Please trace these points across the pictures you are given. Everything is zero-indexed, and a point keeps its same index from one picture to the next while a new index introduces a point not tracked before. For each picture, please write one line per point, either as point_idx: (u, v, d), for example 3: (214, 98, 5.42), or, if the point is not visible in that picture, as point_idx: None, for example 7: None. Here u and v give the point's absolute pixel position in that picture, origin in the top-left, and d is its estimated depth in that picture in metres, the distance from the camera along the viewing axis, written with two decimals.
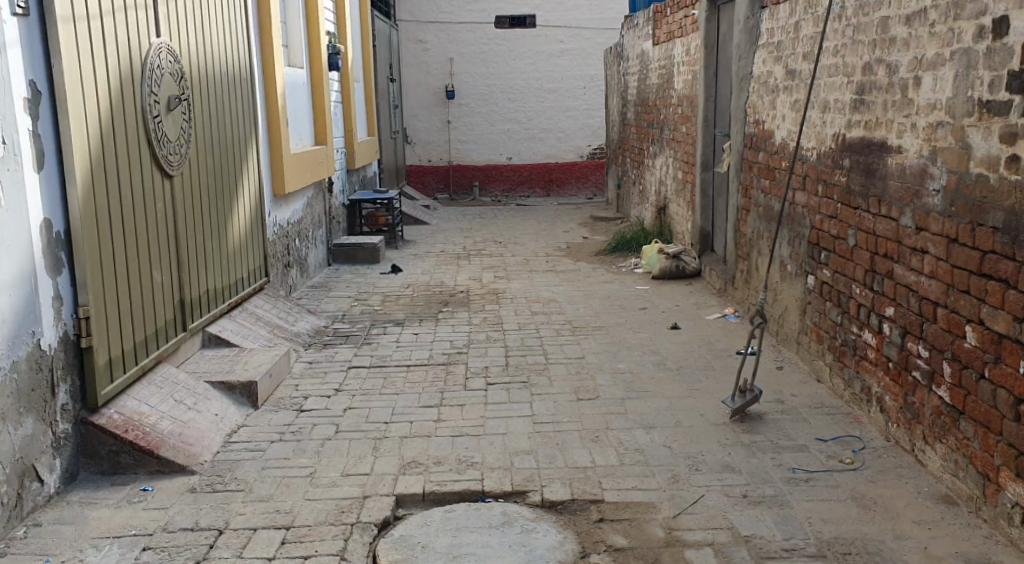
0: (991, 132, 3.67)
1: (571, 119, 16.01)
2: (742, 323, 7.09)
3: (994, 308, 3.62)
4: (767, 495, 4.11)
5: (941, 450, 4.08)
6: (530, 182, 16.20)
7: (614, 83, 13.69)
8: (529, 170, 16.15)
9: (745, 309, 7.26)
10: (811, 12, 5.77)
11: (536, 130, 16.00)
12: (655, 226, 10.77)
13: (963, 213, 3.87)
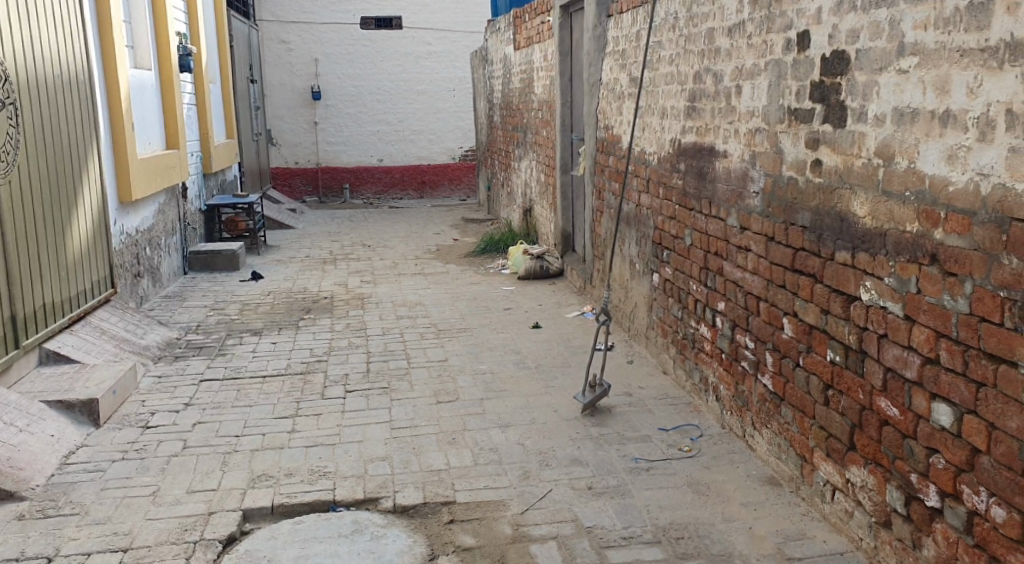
0: (798, 137, 3.93)
1: (441, 121, 16.04)
2: None
3: (805, 301, 3.84)
4: (610, 486, 4.29)
5: (767, 435, 4.35)
6: (402, 184, 16.14)
7: (481, 87, 13.81)
8: (401, 171, 16.08)
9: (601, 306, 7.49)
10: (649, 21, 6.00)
11: (406, 131, 15.96)
12: (522, 227, 10.94)
13: (779, 214, 4.12)
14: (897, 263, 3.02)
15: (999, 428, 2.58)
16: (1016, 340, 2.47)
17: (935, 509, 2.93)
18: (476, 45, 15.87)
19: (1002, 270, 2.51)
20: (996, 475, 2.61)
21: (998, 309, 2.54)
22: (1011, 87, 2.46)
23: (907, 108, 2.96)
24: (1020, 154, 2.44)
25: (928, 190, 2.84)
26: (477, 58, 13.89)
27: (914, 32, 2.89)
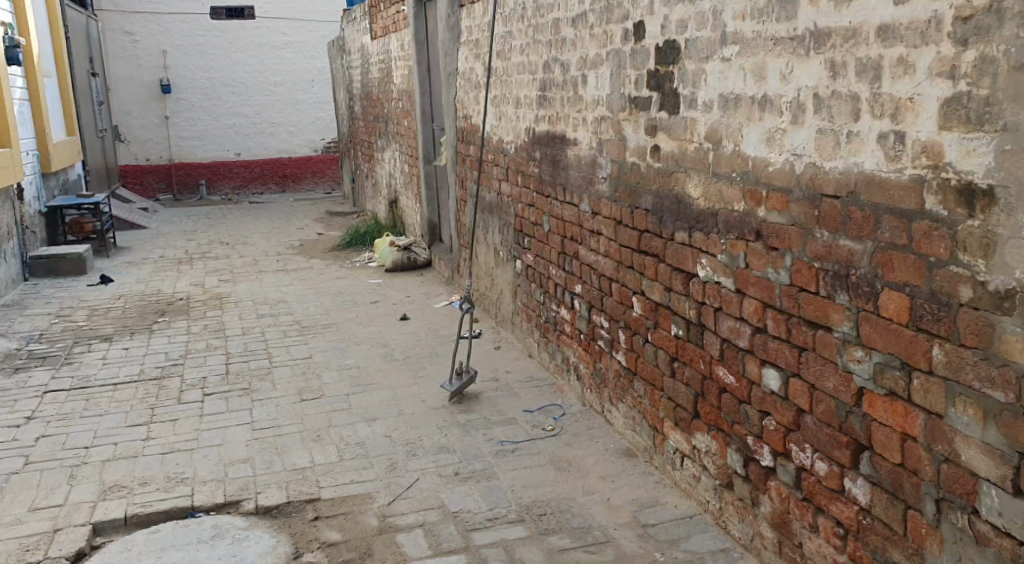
0: (639, 124, 3.86)
1: (301, 113, 15.72)
2: None
3: (651, 280, 3.87)
4: (476, 470, 4.31)
5: (623, 409, 4.38)
6: (263, 178, 15.69)
7: (340, 78, 13.61)
8: (261, 165, 15.65)
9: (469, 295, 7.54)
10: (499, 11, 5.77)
11: (263, 124, 15.55)
12: (388, 218, 10.87)
13: (625, 198, 4.06)
14: (728, 240, 3.19)
15: (819, 388, 2.79)
16: (830, 306, 2.68)
17: (769, 467, 3.14)
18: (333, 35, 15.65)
19: (816, 243, 2.71)
20: (819, 432, 2.82)
21: (814, 279, 2.74)
22: (817, 73, 2.65)
23: (731, 95, 3.11)
24: (827, 135, 2.63)
25: (752, 171, 3.02)
26: (334, 48, 13.68)
27: (735, 22, 3.05)
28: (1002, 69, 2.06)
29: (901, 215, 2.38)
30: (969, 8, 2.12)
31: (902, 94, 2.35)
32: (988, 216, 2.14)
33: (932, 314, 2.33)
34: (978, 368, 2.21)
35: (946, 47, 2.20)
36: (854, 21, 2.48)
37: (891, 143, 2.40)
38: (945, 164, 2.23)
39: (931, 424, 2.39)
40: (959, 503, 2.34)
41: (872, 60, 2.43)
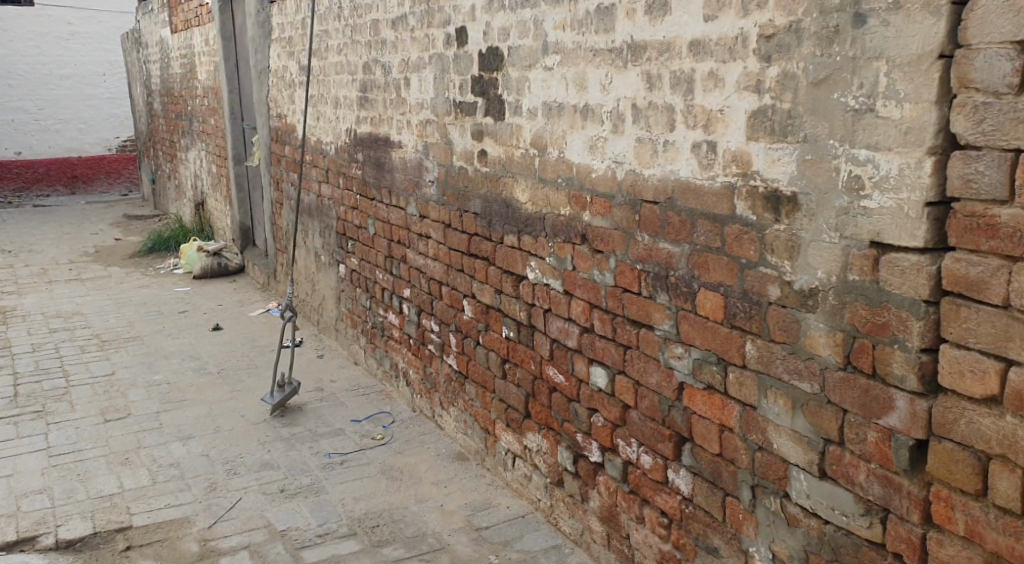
0: (464, 129, 3.87)
1: (92, 109, 14.71)
2: None
3: (481, 283, 3.89)
4: (303, 485, 4.18)
5: (454, 413, 4.39)
6: (49, 180, 14.28)
7: (136, 72, 12.83)
8: (47, 165, 14.27)
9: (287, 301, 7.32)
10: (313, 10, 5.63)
11: (48, 121, 14.38)
12: (194, 221, 10.36)
13: (452, 201, 4.07)
14: (555, 243, 3.26)
15: (643, 384, 2.91)
16: (652, 306, 2.80)
17: (598, 463, 3.24)
18: (126, 26, 14.98)
19: (637, 246, 2.82)
20: (643, 427, 2.94)
21: (636, 281, 2.86)
22: (634, 84, 2.76)
23: (554, 103, 3.18)
24: (645, 143, 2.74)
25: (576, 177, 3.10)
26: (129, 40, 12.92)
27: (555, 32, 3.12)
28: (802, 84, 2.22)
29: (715, 219, 2.52)
30: (771, 26, 2.27)
31: (713, 106, 2.49)
32: (792, 220, 2.30)
33: (744, 312, 2.47)
34: (787, 361, 2.37)
35: (751, 63, 2.35)
36: (668, 36, 2.60)
37: (704, 151, 2.53)
38: (753, 173, 2.38)
39: (745, 415, 2.54)
40: (772, 488, 2.51)
41: (685, 73, 2.56)
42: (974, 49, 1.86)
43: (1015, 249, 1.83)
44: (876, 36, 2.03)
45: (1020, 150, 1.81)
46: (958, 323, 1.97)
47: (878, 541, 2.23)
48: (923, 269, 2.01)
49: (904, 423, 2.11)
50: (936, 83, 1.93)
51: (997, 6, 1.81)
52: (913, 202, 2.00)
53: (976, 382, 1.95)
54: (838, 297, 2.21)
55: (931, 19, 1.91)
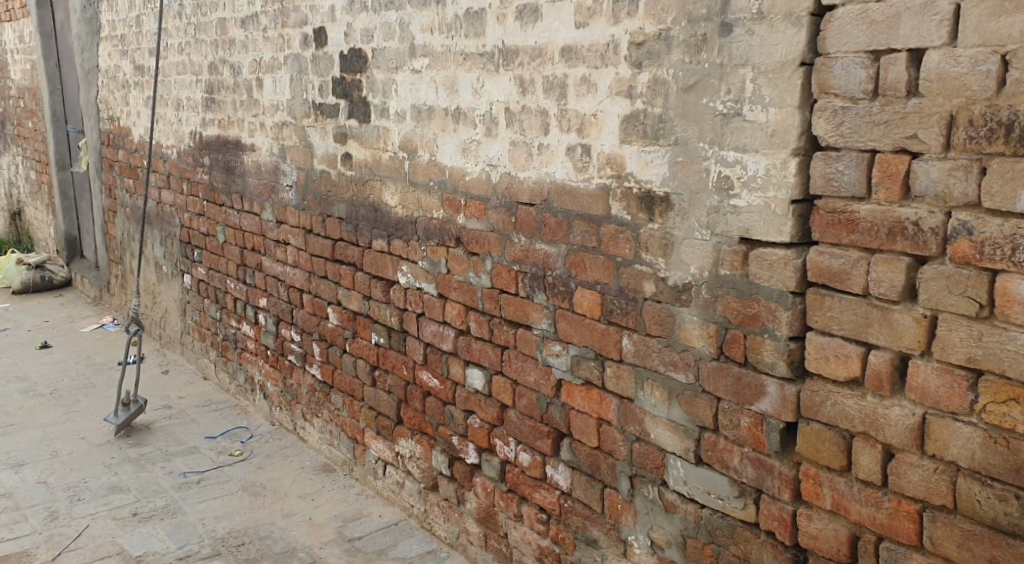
0: (325, 132, 3.79)
1: None
2: (123, 331, 6.74)
3: (347, 290, 3.83)
4: (157, 508, 3.96)
5: (318, 424, 4.28)
6: None
7: None
8: None
9: (124, 316, 6.90)
10: (150, 6, 5.34)
11: None
12: (8, 233, 9.58)
13: (313, 206, 3.97)
14: (427, 247, 3.27)
15: (521, 384, 2.97)
16: (529, 306, 2.86)
17: (474, 464, 3.27)
18: None
19: (514, 247, 2.88)
20: (521, 425, 2.99)
21: (513, 281, 2.91)
22: (507, 88, 2.81)
23: (423, 105, 3.19)
24: (519, 146, 2.80)
25: (448, 180, 3.12)
26: None
27: (422, 35, 3.12)
28: (672, 90, 2.33)
29: (591, 220, 2.60)
30: (641, 34, 2.38)
31: (586, 110, 2.57)
32: (665, 219, 2.41)
33: (621, 308, 2.56)
34: (663, 354, 2.47)
35: (623, 69, 2.45)
36: (539, 42, 2.67)
37: (578, 154, 2.62)
38: (627, 174, 2.48)
39: (623, 408, 2.63)
40: (650, 477, 2.60)
41: (557, 78, 2.63)
42: (832, 58, 2.00)
43: (873, 241, 1.97)
44: (741, 44, 2.16)
45: (876, 150, 1.95)
46: (822, 311, 2.10)
47: (750, 521, 2.34)
48: (789, 262, 2.14)
49: (774, 408, 2.23)
50: (798, 89, 2.06)
51: (852, 18, 1.95)
52: (780, 200, 2.13)
53: (839, 365, 2.08)
54: (711, 291, 2.32)
55: (792, 29, 2.05)
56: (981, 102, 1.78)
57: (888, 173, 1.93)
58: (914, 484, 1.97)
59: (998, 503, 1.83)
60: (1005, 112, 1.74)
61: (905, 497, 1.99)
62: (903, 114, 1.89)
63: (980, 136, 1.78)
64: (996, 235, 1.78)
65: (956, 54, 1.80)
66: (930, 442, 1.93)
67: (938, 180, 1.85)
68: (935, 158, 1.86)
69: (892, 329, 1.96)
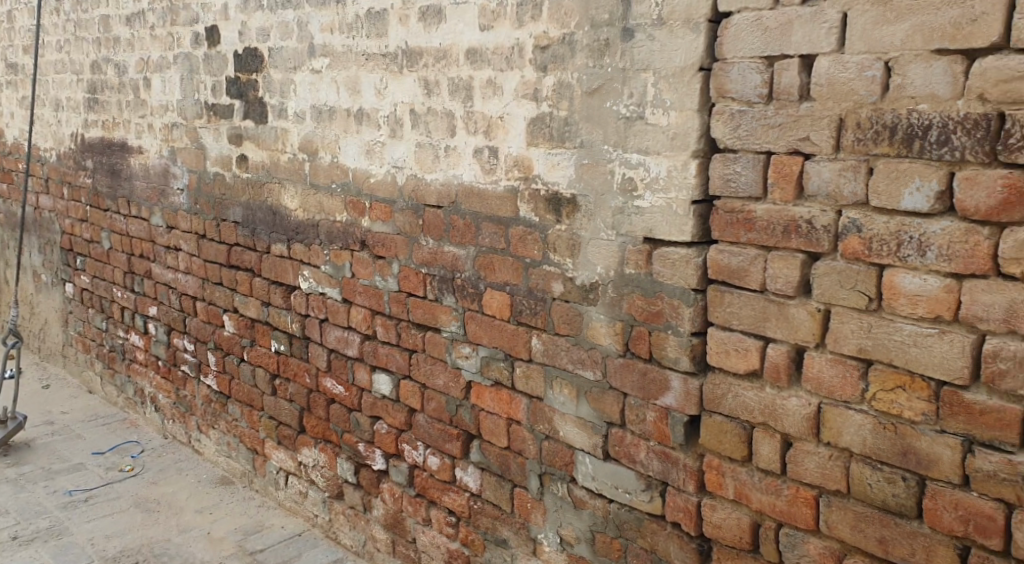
0: (219, 133, 3.69)
1: None
2: None
3: (244, 296, 3.73)
4: (41, 529, 3.75)
5: (214, 436, 4.15)
6: None
7: None
8: None
9: None
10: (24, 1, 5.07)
11: None
12: None
13: (206, 210, 3.85)
14: (331, 251, 3.24)
15: (429, 387, 2.98)
16: (438, 309, 2.88)
17: (381, 470, 3.24)
18: None
19: (421, 250, 2.90)
20: (430, 429, 3.00)
21: (421, 284, 2.93)
22: (412, 90, 2.82)
23: (324, 106, 3.15)
24: (425, 148, 2.82)
25: (352, 182, 3.10)
26: None
27: (322, 35, 3.09)
28: (576, 93, 2.38)
29: (499, 221, 2.64)
30: (546, 37, 2.42)
31: (492, 112, 2.61)
32: (572, 220, 2.45)
33: (530, 309, 2.60)
34: (571, 352, 2.51)
35: (528, 72, 2.49)
36: (444, 43, 2.70)
37: (486, 157, 2.65)
38: (534, 176, 2.53)
39: (532, 407, 2.66)
40: (559, 474, 2.64)
41: (463, 80, 2.66)
42: (729, 63, 2.06)
43: (769, 239, 2.04)
44: (643, 49, 2.22)
45: (771, 152, 2.02)
46: (722, 307, 2.16)
47: (657, 513, 2.40)
48: (691, 261, 2.20)
49: (679, 401, 2.29)
50: (697, 93, 2.12)
51: (747, 25, 2.02)
52: (682, 200, 2.19)
53: (739, 359, 2.14)
54: (617, 289, 2.38)
55: (691, 34, 2.11)
56: (867, 105, 1.85)
57: (782, 174, 2.00)
58: (811, 471, 2.04)
59: (887, 486, 1.91)
60: (889, 115, 1.82)
61: (803, 483, 2.07)
62: (795, 117, 1.96)
63: (867, 138, 1.86)
64: (882, 232, 1.85)
65: (844, 60, 1.87)
66: (825, 430, 2.01)
67: (829, 180, 1.92)
68: (826, 159, 1.92)
69: (788, 323, 2.04)
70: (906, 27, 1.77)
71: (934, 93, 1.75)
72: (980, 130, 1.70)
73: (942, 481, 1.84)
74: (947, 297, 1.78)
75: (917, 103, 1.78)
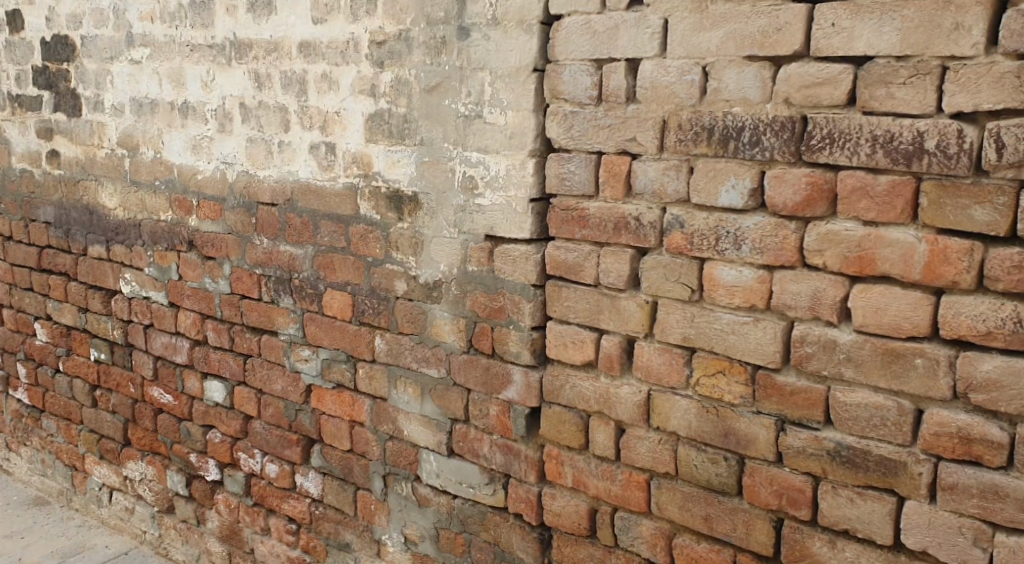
0: (26, 127, 3.44)
1: None
2: None
3: (59, 302, 3.50)
4: None
5: (26, 453, 3.87)
6: None
7: None
8: None
9: None
10: None
11: None
12: None
13: (12, 210, 3.58)
14: (155, 252, 3.11)
15: (266, 393, 2.91)
16: (274, 311, 2.82)
17: (215, 481, 3.13)
18: None
19: (255, 250, 2.83)
20: (268, 435, 2.93)
21: (255, 286, 2.86)
22: (241, 82, 2.74)
23: (145, 99, 3.00)
24: (257, 143, 2.75)
25: (177, 179, 2.98)
26: None
27: (141, 23, 2.95)
28: (414, 90, 2.39)
29: (338, 219, 2.62)
30: (382, 33, 2.43)
31: (327, 107, 2.58)
32: (414, 218, 2.47)
33: (372, 308, 2.59)
34: (415, 350, 2.53)
35: (364, 67, 2.48)
36: (274, 36, 2.64)
37: (322, 152, 2.62)
38: (373, 174, 2.52)
39: (375, 408, 2.65)
40: (403, 473, 2.64)
41: (296, 74, 2.62)
42: (561, 64, 2.13)
43: (602, 235, 2.13)
44: (478, 48, 2.26)
45: (602, 151, 2.10)
46: (559, 302, 2.23)
47: (500, 505, 2.45)
48: (531, 257, 2.26)
49: (520, 395, 2.34)
50: (532, 93, 2.18)
51: (576, 27, 2.09)
52: (520, 198, 2.24)
53: (576, 351, 2.22)
54: (460, 287, 2.41)
55: (524, 36, 2.17)
56: (687, 108, 1.96)
57: (612, 173, 2.09)
58: (643, 456, 2.14)
59: (711, 465, 2.04)
60: (707, 118, 1.93)
61: (636, 468, 2.17)
62: (623, 119, 2.05)
63: (688, 139, 1.96)
64: (703, 227, 1.96)
65: (666, 64, 1.97)
66: (655, 416, 2.11)
67: (654, 179, 2.02)
68: (651, 159, 2.02)
69: (620, 315, 2.13)
70: (720, 34, 1.88)
71: (745, 97, 1.87)
72: (785, 132, 1.81)
73: (759, 459, 1.97)
74: (760, 287, 1.90)
75: (732, 106, 1.89)
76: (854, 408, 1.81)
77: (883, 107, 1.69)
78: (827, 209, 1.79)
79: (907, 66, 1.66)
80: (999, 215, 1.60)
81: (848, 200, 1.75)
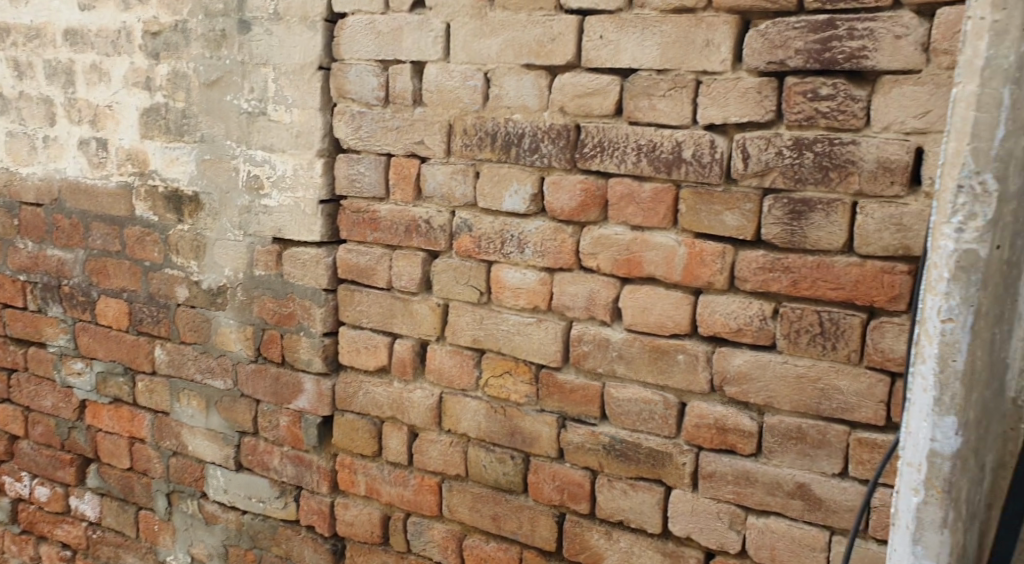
0: None
1: None
2: None
3: None
4: None
5: None
6: None
7: None
8: None
9: None
10: None
11: None
12: None
13: None
14: None
15: (33, 410, 2.72)
16: (41, 321, 2.65)
17: None
18: None
19: (18, 254, 2.66)
20: (36, 456, 2.73)
21: (19, 293, 2.68)
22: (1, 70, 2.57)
23: None
24: (19, 138, 2.58)
25: None
26: None
27: None
28: (193, 84, 2.28)
29: (111, 221, 2.47)
30: (156, 23, 2.30)
31: (98, 100, 2.43)
32: (195, 220, 2.35)
33: (151, 316, 2.46)
34: (198, 361, 2.41)
35: (138, 58, 2.34)
36: (35, 20, 2.48)
37: (93, 148, 2.47)
38: (150, 172, 2.39)
39: (157, 422, 2.51)
40: (189, 491, 2.50)
41: (62, 64, 2.46)
42: (347, 64, 2.10)
43: (394, 238, 2.11)
44: (261, 44, 2.18)
45: (391, 154, 2.09)
46: (352, 307, 2.20)
47: (291, 518, 2.37)
48: (321, 260, 2.20)
49: (312, 403, 2.28)
50: (318, 91, 2.13)
51: (361, 27, 2.07)
52: (308, 200, 2.18)
53: (369, 357, 2.19)
54: (247, 292, 2.31)
55: (308, 32, 2.12)
56: (471, 113, 1.98)
57: (402, 175, 2.08)
58: (434, 459, 2.15)
59: (499, 465, 2.07)
60: (490, 123, 1.95)
61: (428, 472, 2.17)
62: (410, 121, 2.04)
63: (473, 144, 1.98)
64: (489, 230, 1.99)
65: (450, 69, 1.98)
66: (445, 419, 2.12)
67: (443, 182, 2.03)
68: (439, 162, 2.03)
69: (412, 318, 2.12)
70: (500, 41, 1.91)
71: (525, 104, 1.91)
72: (561, 139, 1.87)
73: (543, 456, 2.01)
74: (542, 289, 1.95)
75: (512, 113, 1.93)
76: (626, 403, 1.89)
77: (646, 118, 1.78)
78: (600, 214, 1.86)
79: (667, 79, 1.75)
80: (746, 220, 1.71)
81: (619, 206, 1.83)
